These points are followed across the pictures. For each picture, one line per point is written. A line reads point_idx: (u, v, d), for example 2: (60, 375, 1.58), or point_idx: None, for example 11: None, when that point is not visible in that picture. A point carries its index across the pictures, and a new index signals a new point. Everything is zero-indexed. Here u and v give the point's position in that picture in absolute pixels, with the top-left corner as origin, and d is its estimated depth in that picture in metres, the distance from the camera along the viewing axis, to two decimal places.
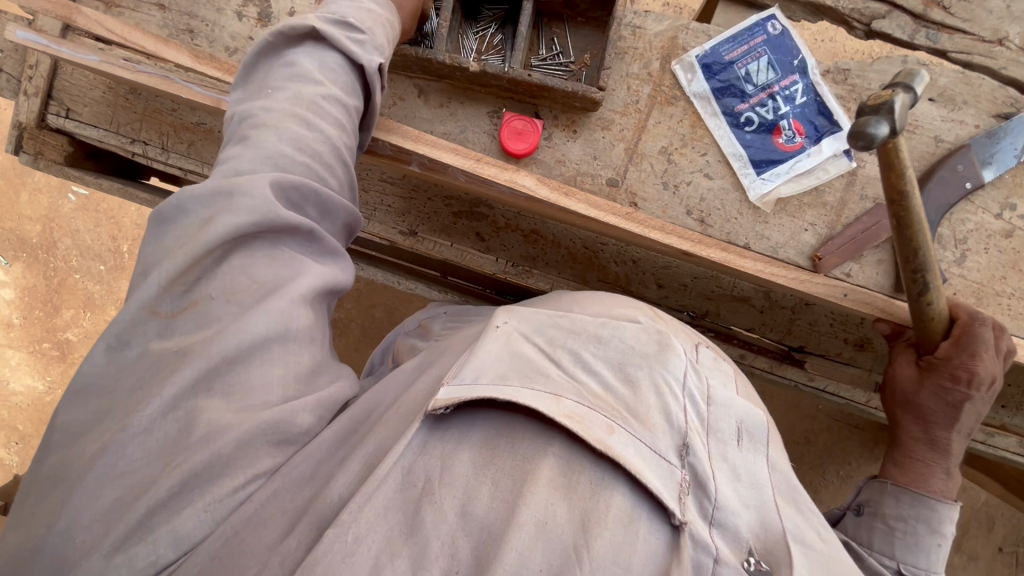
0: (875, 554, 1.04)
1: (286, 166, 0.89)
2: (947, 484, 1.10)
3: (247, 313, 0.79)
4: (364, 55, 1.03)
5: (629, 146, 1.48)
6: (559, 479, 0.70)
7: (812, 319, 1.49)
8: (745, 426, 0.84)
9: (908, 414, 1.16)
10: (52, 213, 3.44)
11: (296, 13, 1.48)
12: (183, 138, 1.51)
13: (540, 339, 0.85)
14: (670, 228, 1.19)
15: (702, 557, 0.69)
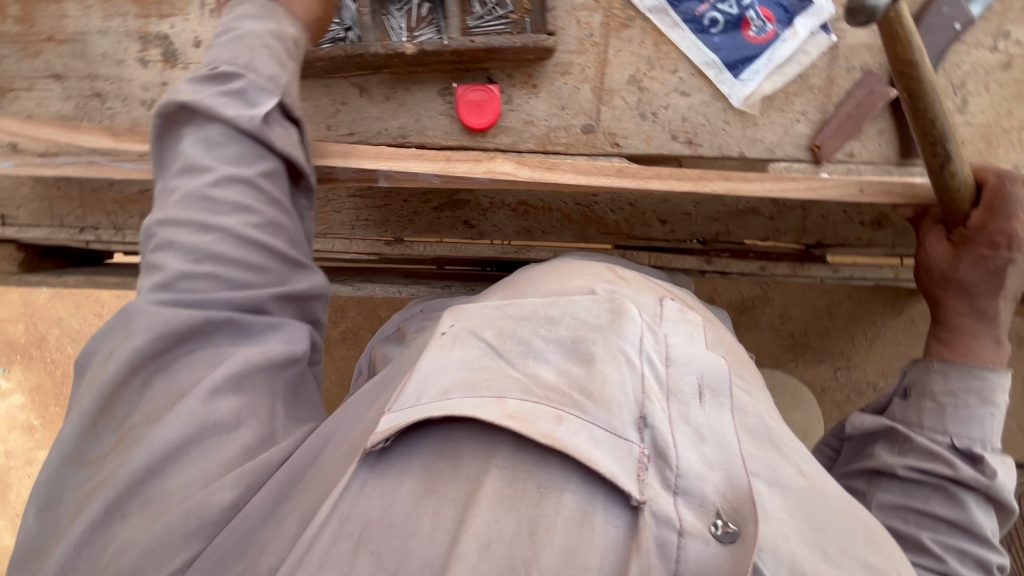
0: (928, 432, 1.03)
1: (188, 286, 0.79)
2: (997, 352, 1.05)
3: (160, 424, 0.70)
4: (237, 113, 0.86)
5: (596, 85, 1.37)
6: (503, 493, 0.63)
7: (824, 211, 1.43)
8: (709, 381, 0.77)
9: (949, 291, 1.08)
10: (30, 308, 3.35)
11: (203, 42, 1.33)
12: (132, 211, 1.40)
13: (486, 334, 0.77)
14: (667, 173, 1.03)
15: (666, 534, 0.62)
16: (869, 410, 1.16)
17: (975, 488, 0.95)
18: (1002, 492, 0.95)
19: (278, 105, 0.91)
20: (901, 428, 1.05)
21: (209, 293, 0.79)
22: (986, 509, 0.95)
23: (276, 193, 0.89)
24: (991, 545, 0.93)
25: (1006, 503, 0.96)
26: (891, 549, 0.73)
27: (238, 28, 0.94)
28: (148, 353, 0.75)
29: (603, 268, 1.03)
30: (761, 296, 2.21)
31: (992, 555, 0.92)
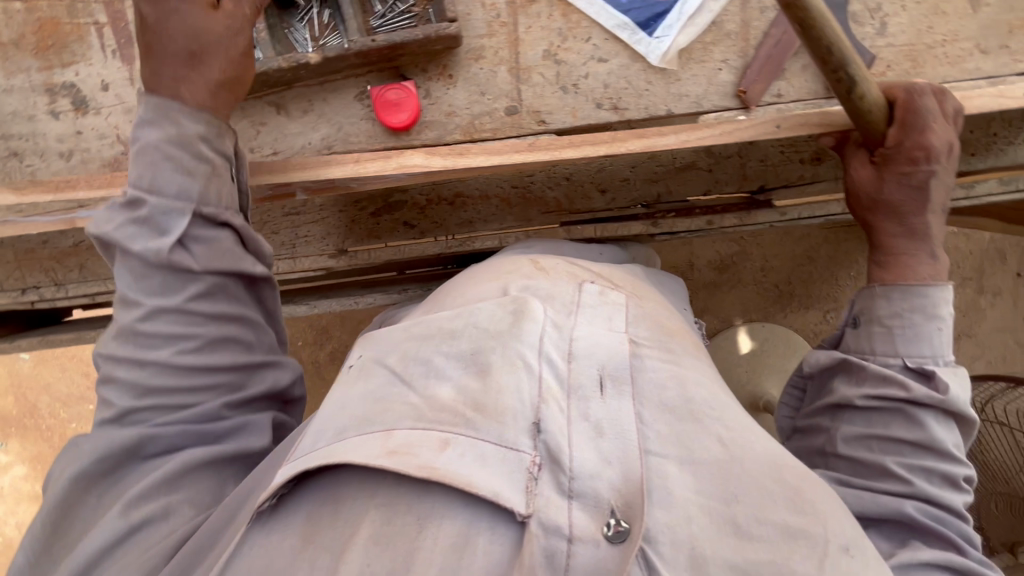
0: (881, 358, 1.03)
1: (141, 416, 0.95)
2: (935, 267, 1.04)
3: (94, 532, 0.85)
4: (143, 248, 0.94)
5: (512, 65, 1.36)
6: (377, 532, 0.74)
7: (762, 155, 1.41)
8: (609, 370, 0.91)
9: (880, 214, 1.06)
10: (17, 378, 3.35)
11: (111, 85, 1.32)
12: (70, 264, 1.39)
13: (391, 360, 0.93)
14: (579, 140, 1.02)
15: (556, 543, 0.73)
16: (826, 345, 1.16)
17: (932, 405, 0.96)
18: (958, 403, 0.97)
19: (193, 218, 0.97)
20: (855, 359, 1.06)
21: (162, 422, 0.94)
22: (947, 424, 0.97)
23: (212, 308, 0.98)
24: (953, 457, 0.96)
25: (966, 414, 0.98)
26: (817, 498, 0.82)
27: (139, 140, 0.97)
28: (91, 474, 0.90)
29: (525, 263, 1.19)
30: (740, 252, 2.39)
31: (956, 467, 0.95)
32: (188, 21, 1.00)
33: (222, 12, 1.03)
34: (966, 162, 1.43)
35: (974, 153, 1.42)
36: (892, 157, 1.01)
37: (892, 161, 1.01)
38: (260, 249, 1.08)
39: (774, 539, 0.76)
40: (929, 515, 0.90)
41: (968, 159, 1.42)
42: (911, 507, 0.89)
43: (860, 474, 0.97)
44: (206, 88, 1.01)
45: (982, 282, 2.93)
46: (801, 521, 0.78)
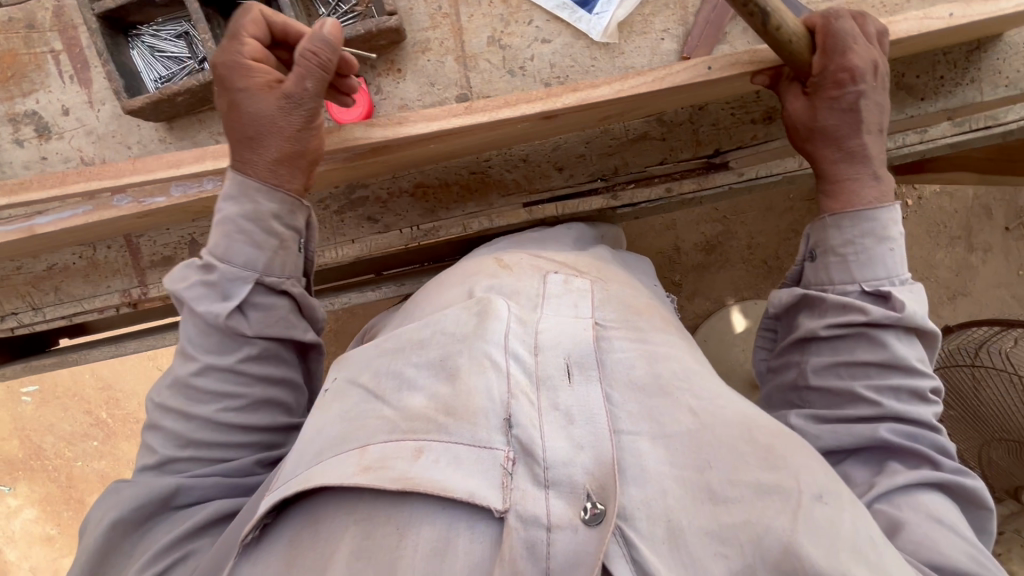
0: (839, 286, 1.07)
1: (177, 466, 0.99)
2: (880, 188, 1.05)
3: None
4: (206, 309, 0.99)
5: (459, 55, 1.39)
6: (357, 549, 0.75)
7: (713, 119, 1.44)
8: (575, 358, 0.92)
9: (819, 143, 1.06)
10: (20, 421, 3.39)
11: (72, 109, 1.35)
12: (45, 288, 1.42)
13: (362, 377, 0.96)
14: (514, 99, 1.07)
15: (535, 533, 0.74)
16: (789, 282, 1.20)
17: (892, 324, 1.01)
18: (916, 319, 1.01)
19: (257, 285, 1.02)
20: (815, 293, 1.10)
21: (195, 475, 0.98)
22: (909, 339, 1.02)
23: (262, 371, 1.03)
24: (920, 372, 1.02)
25: (925, 327, 1.02)
26: (789, 455, 0.83)
27: (219, 211, 1.03)
28: (123, 524, 0.93)
29: (491, 263, 1.22)
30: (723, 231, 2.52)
31: (922, 380, 1.01)
32: (249, 106, 1.02)
33: (280, 91, 1.01)
34: (917, 106, 1.44)
35: (924, 97, 1.44)
36: (820, 84, 1.01)
37: (822, 89, 1.01)
38: (313, 318, 1.14)
39: (749, 498, 0.77)
40: (903, 434, 0.99)
41: (918, 103, 1.44)
42: (884, 431, 0.98)
43: (834, 401, 1.05)
44: (266, 168, 1.04)
45: (971, 241, 2.92)
46: (774, 478, 0.79)
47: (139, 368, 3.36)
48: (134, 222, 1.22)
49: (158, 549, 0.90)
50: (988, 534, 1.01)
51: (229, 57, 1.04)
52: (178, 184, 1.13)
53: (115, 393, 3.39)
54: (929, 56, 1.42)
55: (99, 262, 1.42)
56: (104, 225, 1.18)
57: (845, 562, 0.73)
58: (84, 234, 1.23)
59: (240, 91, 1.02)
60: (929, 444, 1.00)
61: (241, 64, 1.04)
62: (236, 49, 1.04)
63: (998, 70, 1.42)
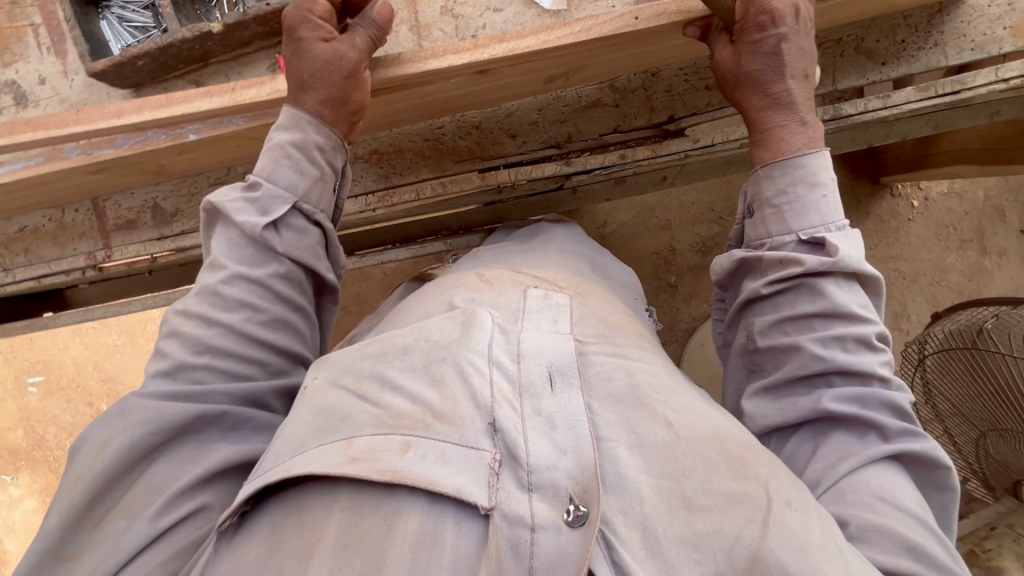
0: (776, 238, 1.01)
1: (189, 373, 1.03)
2: (809, 135, 1.02)
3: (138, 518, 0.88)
4: (246, 220, 1.08)
5: (412, 24, 1.42)
6: (342, 536, 0.74)
7: (667, 85, 1.44)
8: (557, 367, 0.92)
9: (747, 92, 1.04)
10: (26, 412, 3.49)
11: (47, 79, 1.43)
12: (16, 249, 1.48)
13: (347, 379, 0.93)
14: (441, 50, 1.08)
15: (519, 533, 0.75)
16: (734, 244, 1.15)
17: (828, 271, 0.95)
18: (852, 263, 0.95)
19: (291, 211, 1.12)
20: (752, 253, 1.04)
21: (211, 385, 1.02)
22: (846, 287, 0.96)
23: (286, 292, 1.11)
24: (863, 323, 0.94)
25: (864, 271, 0.96)
26: (758, 464, 0.84)
27: (271, 138, 1.11)
28: (128, 449, 0.93)
29: (472, 279, 1.23)
30: (720, 231, 2.75)
31: (866, 327, 0.93)
32: (312, 49, 1.09)
33: (335, 42, 1.09)
34: (877, 72, 1.42)
35: (885, 63, 1.41)
36: (743, 30, 1.00)
37: (745, 34, 1.00)
38: (335, 259, 1.22)
39: (722, 507, 0.77)
40: (848, 399, 0.91)
41: (878, 68, 1.41)
42: (827, 400, 0.91)
43: (780, 359, 0.98)
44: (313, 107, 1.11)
45: (985, 243, 2.81)
46: (747, 486, 0.79)
47: (140, 362, 3.42)
48: (89, 181, 1.28)
49: (168, 496, 0.90)
50: (952, 490, 0.92)
51: (300, 9, 1.10)
52: (125, 137, 1.18)
53: (115, 386, 3.45)
54: (887, 20, 1.40)
55: (66, 225, 1.48)
56: (59, 180, 1.23)
57: (817, 561, 0.73)
58: (39, 192, 1.30)
59: (301, 41, 1.09)
60: (879, 404, 0.91)
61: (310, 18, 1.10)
62: (307, 3, 1.10)
63: (962, 34, 1.37)
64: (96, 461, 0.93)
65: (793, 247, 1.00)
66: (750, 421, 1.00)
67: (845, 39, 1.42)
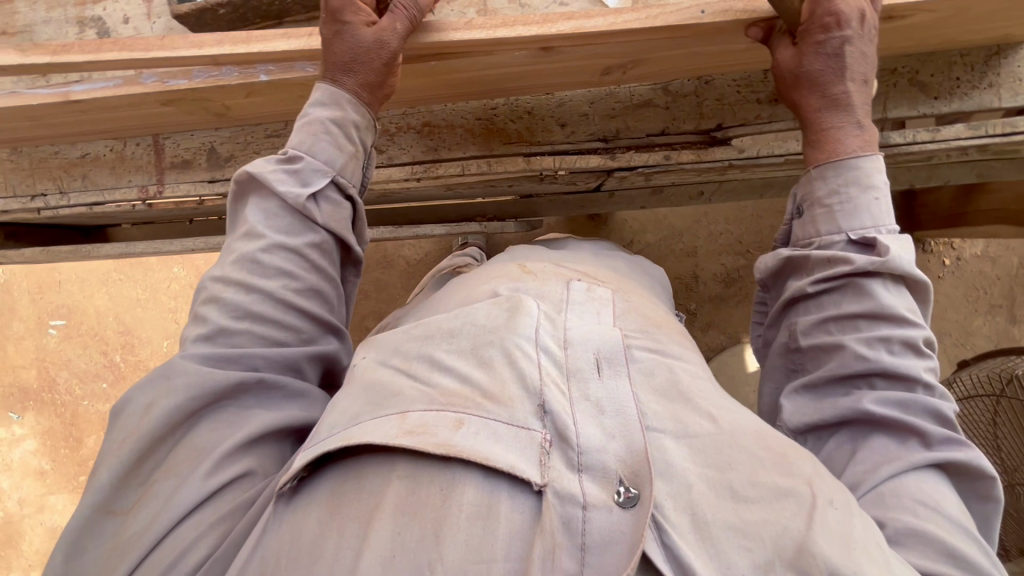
0: (825, 237, 1.03)
1: (229, 337, 1.07)
2: (863, 137, 1.04)
3: (184, 482, 0.93)
4: (286, 190, 1.10)
5: (479, 7, 1.47)
6: (402, 502, 0.79)
7: (719, 94, 1.47)
8: (604, 353, 0.93)
9: (804, 91, 1.07)
10: (42, 352, 3.56)
11: (131, 18, 1.51)
12: (74, 174, 1.54)
13: (396, 360, 0.97)
14: (512, 20, 1.13)
15: (571, 510, 0.76)
16: (778, 244, 1.15)
17: (877, 271, 0.95)
18: (903, 266, 0.96)
19: (331, 183, 1.15)
20: (800, 251, 1.05)
21: (248, 346, 1.07)
22: (895, 292, 0.96)
23: (320, 261, 1.14)
24: (905, 327, 0.93)
25: (914, 277, 0.97)
26: (800, 462, 0.85)
27: (309, 114, 1.14)
28: (176, 409, 0.98)
29: (513, 269, 1.25)
30: (745, 265, 2.73)
31: (914, 331, 0.93)
32: (351, 37, 1.10)
33: (376, 30, 1.11)
34: (929, 104, 1.42)
35: (938, 97, 1.42)
36: (806, 32, 1.03)
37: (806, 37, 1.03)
38: (361, 235, 1.25)
39: (768, 500, 0.78)
40: (891, 404, 0.91)
41: (931, 102, 1.42)
42: (867, 402, 0.91)
43: (825, 359, 0.99)
44: (352, 90, 1.15)
45: (1014, 310, 2.76)
46: (791, 482, 0.81)
47: (159, 320, 3.48)
48: (159, 112, 1.35)
49: (216, 459, 0.95)
50: (995, 501, 0.90)
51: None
52: (200, 70, 1.23)
53: (131, 339, 3.51)
54: (944, 55, 1.41)
55: (126, 157, 1.54)
56: (131, 107, 1.30)
57: (859, 561, 0.74)
58: (113, 118, 1.37)
59: (346, 24, 1.11)
60: (922, 411, 0.90)
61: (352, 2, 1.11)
62: None
63: (1018, 78, 1.39)
64: (143, 420, 0.98)
65: (842, 247, 1.01)
66: (786, 418, 1.00)
67: (900, 70, 1.43)
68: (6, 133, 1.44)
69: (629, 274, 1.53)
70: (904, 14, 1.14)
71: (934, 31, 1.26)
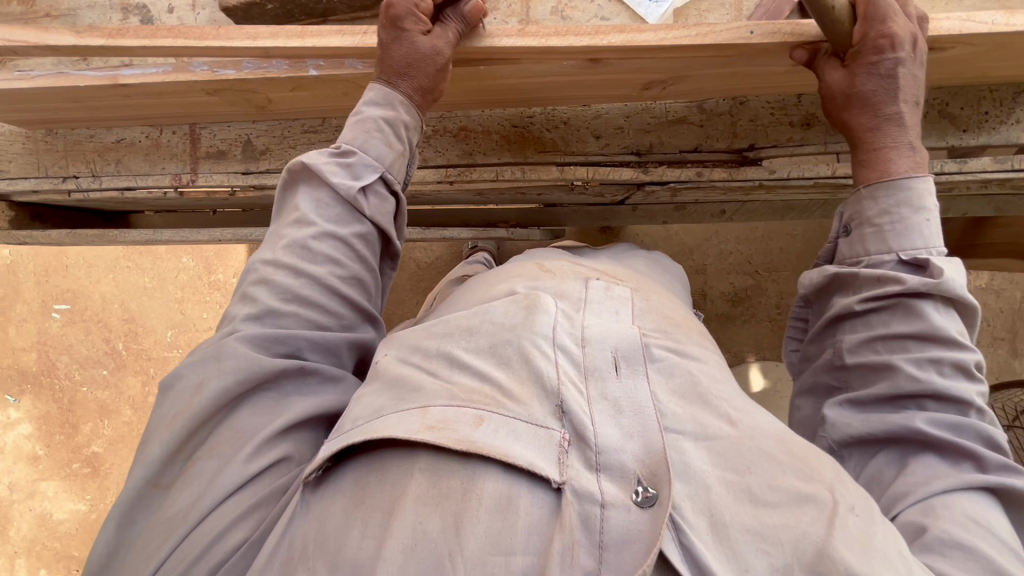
0: (874, 257, 1.06)
1: (278, 318, 1.09)
2: (916, 158, 1.06)
3: (228, 463, 0.96)
4: (341, 180, 1.13)
5: (522, 18, 1.50)
6: (424, 494, 0.80)
7: (752, 115, 1.50)
8: (621, 352, 0.96)
9: (855, 111, 1.09)
10: (43, 336, 3.53)
11: (176, 8, 1.53)
12: (109, 158, 1.55)
13: (416, 356, 0.99)
14: (565, 30, 1.15)
15: (589, 508, 0.79)
16: (822, 260, 1.18)
17: (929, 293, 0.99)
18: (955, 289, 0.99)
19: (381, 178, 1.17)
20: (847, 269, 1.08)
21: (294, 328, 1.09)
22: (947, 314, 0.99)
23: (364, 252, 1.17)
24: (956, 349, 0.97)
25: (964, 300, 1.00)
26: (823, 468, 0.87)
27: (362, 112, 1.16)
28: (228, 391, 1.01)
29: (531, 267, 1.27)
30: (754, 285, 2.75)
31: (965, 354, 0.97)
32: (410, 44, 1.12)
33: (434, 39, 1.13)
34: (958, 137, 1.45)
35: (966, 130, 1.45)
36: (859, 54, 1.05)
37: (858, 60, 1.06)
38: (401, 228, 1.26)
39: (788, 504, 0.81)
40: (942, 424, 0.94)
41: (960, 134, 1.45)
42: (920, 421, 0.94)
43: (872, 379, 1.02)
44: (406, 94, 1.17)
45: (1016, 344, 2.79)
46: (812, 487, 0.83)
47: (165, 309, 3.46)
48: (202, 101, 1.36)
49: (258, 444, 0.98)
50: None
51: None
52: (250, 61, 1.24)
53: (134, 327, 3.48)
54: (975, 90, 1.44)
55: (161, 144, 1.54)
56: (177, 95, 1.31)
57: (874, 568, 0.77)
58: (155, 104, 1.38)
59: (403, 31, 1.13)
60: (972, 436, 0.94)
61: (414, 12, 1.12)
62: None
63: None
64: (194, 399, 1.01)
65: (891, 267, 1.04)
66: (831, 428, 1.03)
67: (930, 102, 1.46)
68: (45, 113, 1.44)
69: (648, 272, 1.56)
70: (946, 46, 1.17)
71: (968, 66, 1.30)
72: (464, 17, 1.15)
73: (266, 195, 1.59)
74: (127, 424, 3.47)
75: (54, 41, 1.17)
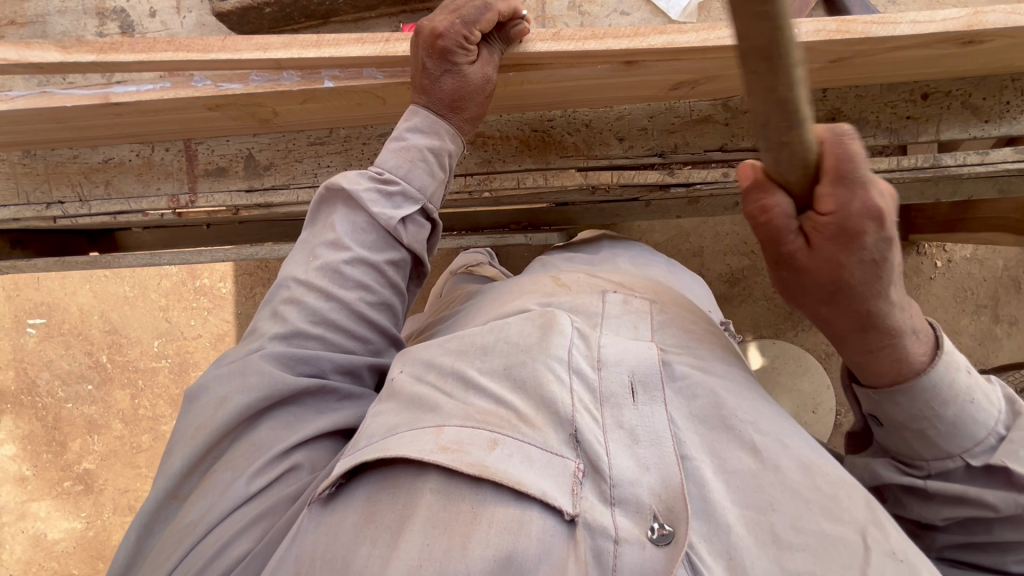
0: (934, 462, 0.98)
1: (306, 340, 1.01)
2: (919, 342, 0.94)
3: (241, 477, 0.90)
4: (380, 211, 1.07)
5: (538, 15, 1.42)
6: (432, 517, 0.73)
7: None
8: (639, 375, 0.87)
9: (836, 303, 0.90)
10: (20, 353, 3.37)
11: (158, 12, 1.39)
12: (97, 180, 1.43)
13: (429, 375, 0.91)
14: (602, 33, 1.08)
15: (602, 543, 0.72)
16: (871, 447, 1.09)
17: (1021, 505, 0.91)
18: None
19: (426, 210, 1.12)
20: (913, 479, 1.00)
21: (322, 350, 1.02)
22: None
23: (396, 279, 1.10)
24: None
25: None
26: (854, 506, 0.78)
27: (406, 140, 1.10)
28: (246, 409, 0.94)
29: (547, 281, 1.13)
30: None
31: None
32: (463, 83, 1.08)
33: (484, 71, 1.09)
34: (978, 127, 1.43)
35: (988, 120, 1.43)
36: (820, 228, 0.82)
37: (820, 234, 0.83)
38: (434, 251, 1.19)
39: (814, 545, 0.74)
40: None
41: (982, 125, 1.43)
42: None
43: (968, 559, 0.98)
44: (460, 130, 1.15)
45: (998, 311, 2.70)
46: (841, 529, 0.76)
47: (148, 318, 3.29)
48: (203, 116, 1.26)
49: (270, 461, 0.91)
50: None
51: (452, 27, 1.04)
52: (259, 75, 1.15)
53: (117, 339, 3.32)
54: (998, 79, 1.42)
55: (154, 163, 1.43)
56: (175, 111, 1.21)
57: None
58: (149, 121, 1.27)
59: (454, 64, 1.06)
60: None
61: (461, 45, 1.05)
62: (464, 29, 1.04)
63: None
64: (214, 414, 0.94)
65: (959, 473, 0.96)
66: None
67: (953, 93, 1.44)
68: (21, 135, 1.31)
69: (677, 279, 1.33)
70: (985, 38, 1.13)
71: (998, 56, 1.27)
72: (509, 40, 1.10)
73: (272, 213, 1.49)
74: (118, 439, 3.33)
75: (33, 58, 1.05)
